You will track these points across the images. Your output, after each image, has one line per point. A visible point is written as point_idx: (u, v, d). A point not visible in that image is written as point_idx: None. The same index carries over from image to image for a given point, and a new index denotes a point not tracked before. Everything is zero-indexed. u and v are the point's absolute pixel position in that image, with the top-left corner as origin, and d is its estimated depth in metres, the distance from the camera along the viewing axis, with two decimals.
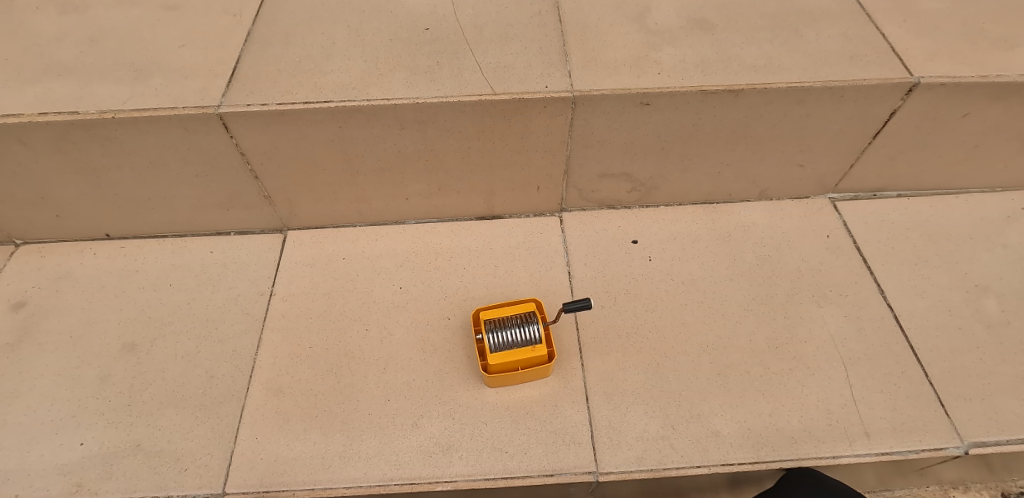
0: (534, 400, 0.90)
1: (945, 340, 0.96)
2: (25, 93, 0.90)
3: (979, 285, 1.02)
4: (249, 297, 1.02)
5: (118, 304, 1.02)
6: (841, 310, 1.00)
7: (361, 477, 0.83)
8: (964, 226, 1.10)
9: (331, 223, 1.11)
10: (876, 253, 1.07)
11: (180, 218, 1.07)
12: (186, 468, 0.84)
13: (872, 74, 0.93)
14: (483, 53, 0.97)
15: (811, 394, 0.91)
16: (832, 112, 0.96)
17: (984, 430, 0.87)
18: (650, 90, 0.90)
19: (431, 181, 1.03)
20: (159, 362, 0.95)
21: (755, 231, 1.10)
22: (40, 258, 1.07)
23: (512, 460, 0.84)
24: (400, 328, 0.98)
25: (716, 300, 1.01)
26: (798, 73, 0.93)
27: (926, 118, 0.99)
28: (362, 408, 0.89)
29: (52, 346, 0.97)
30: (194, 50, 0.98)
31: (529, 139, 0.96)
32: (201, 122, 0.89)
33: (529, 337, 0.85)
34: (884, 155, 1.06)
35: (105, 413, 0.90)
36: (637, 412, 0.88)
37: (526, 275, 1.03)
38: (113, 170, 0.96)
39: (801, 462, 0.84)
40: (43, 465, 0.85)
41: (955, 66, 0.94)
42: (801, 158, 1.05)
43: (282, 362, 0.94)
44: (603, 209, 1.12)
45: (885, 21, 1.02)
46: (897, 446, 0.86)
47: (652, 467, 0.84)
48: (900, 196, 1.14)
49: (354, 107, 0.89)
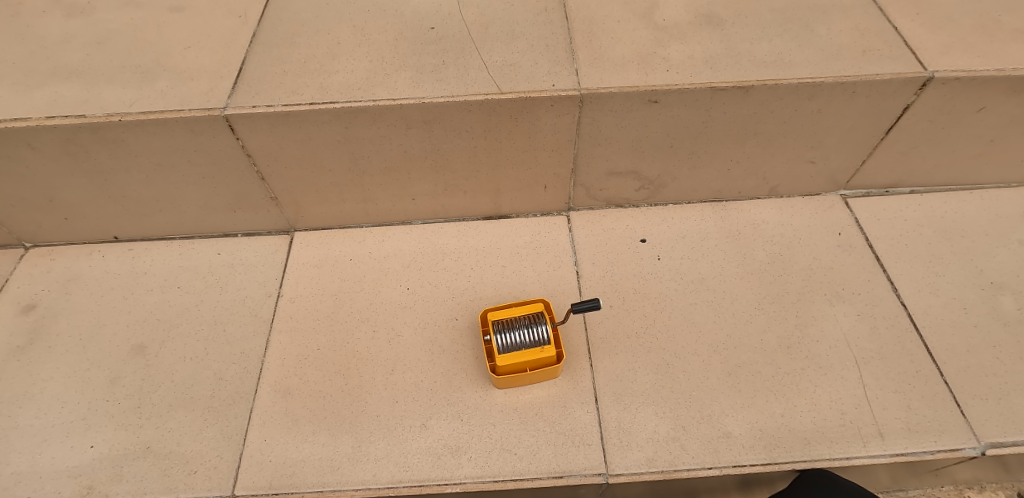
0: (543, 401, 0.89)
1: (961, 339, 0.95)
2: (33, 96, 0.91)
3: (995, 283, 1.01)
4: (257, 299, 1.02)
5: (127, 307, 1.02)
6: (854, 308, 0.99)
7: (371, 479, 0.82)
8: (979, 222, 1.08)
9: (339, 224, 1.10)
10: (888, 250, 1.05)
11: (188, 219, 1.07)
12: (196, 470, 0.85)
13: (885, 69, 0.91)
14: (490, 52, 0.96)
15: (824, 394, 0.89)
16: (843, 108, 0.94)
17: (1001, 430, 0.86)
18: (659, 88, 0.89)
19: (437, 181, 1.02)
20: (168, 365, 0.95)
21: (765, 228, 1.09)
22: (50, 261, 1.08)
23: (521, 461, 0.83)
24: (408, 329, 0.98)
25: (726, 299, 1.00)
26: (809, 68, 0.91)
27: (940, 113, 0.97)
28: (370, 409, 0.89)
29: (62, 348, 0.97)
30: (199, 52, 0.98)
31: (536, 138, 0.96)
32: (207, 124, 0.89)
33: (538, 338, 0.85)
34: (897, 151, 1.04)
35: (115, 415, 0.90)
36: (647, 413, 0.87)
37: (534, 275, 1.03)
38: (121, 173, 0.96)
39: (815, 463, 0.83)
40: (54, 467, 0.85)
41: (971, 60, 0.92)
42: (812, 155, 1.03)
43: (290, 363, 0.94)
44: (611, 207, 1.11)
45: (898, 14, 1.00)
46: (912, 447, 0.84)
47: (663, 468, 0.83)
48: (912, 192, 1.13)
49: (360, 107, 0.88)
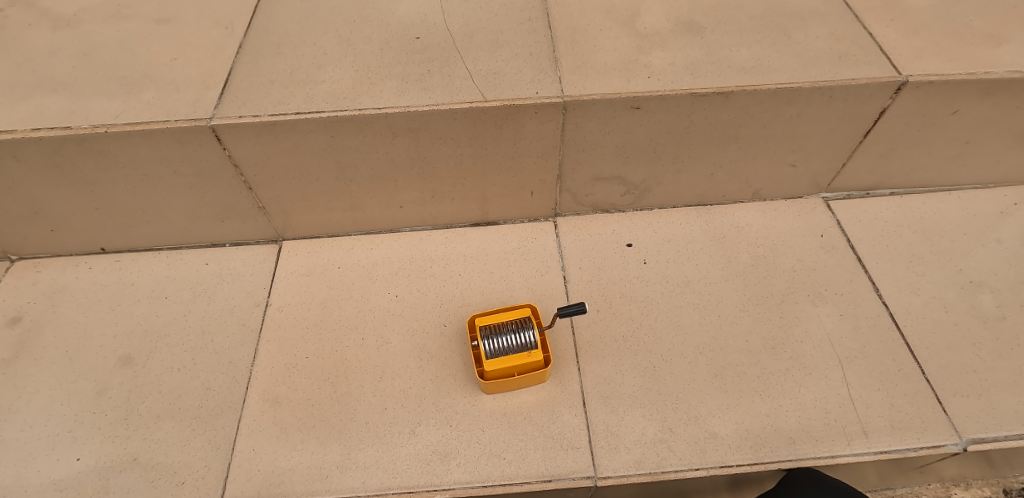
0: (532, 405, 0.89)
1: (941, 337, 0.96)
2: (19, 108, 0.91)
3: (974, 281, 1.03)
4: (245, 309, 1.02)
5: (114, 318, 1.02)
6: (836, 308, 1.00)
7: (360, 486, 0.83)
8: (958, 222, 1.10)
9: (327, 233, 1.11)
10: (870, 252, 1.07)
11: (175, 230, 1.07)
12: (185, 480, 0.84)
13: (861, 73, 0.93)
14: (474, 60, 0.97)
15: (808, 393, 0.91)
16: (822, 112, 0.96)
17: (982, 426, 0.87)
18: (641, 94, 0.90)
19: (425, 189, 1.03)
20: (155, 375, 0.95)
21: (749, 231, 1.11)
22: (36, 273, 1.07)
23: (511, 466, 0.84)
24: (396, 336, 0.98)
25: (712, 301, 1.01)
26: (788, 73, 0.93)
27: (917, 116, 0.99)
28: (359, 417, 0.89)
29: (48, 361, 0.97)
30: (186, 63, 0.98)
31: (521, 145, 0.97)
32: (193, 134, 0.89)
33: (525, 342, 0.85)
34: (876, 153, 1.06)
35: (101, 427, 0.89)
36: (635, 417, 0.88)
37: (522, 280, 1.04)
38: (107, 185, 0.96)
39: (800, 462, 0.84)
40: (40, 480, 0.85)
41: (944, 64, 0.94)
42: (794, 158, 1.05)
43: (279, 372, 0.94)
44: (597, 212, 1.13)
45: (873, 19, 1.02)
46: (896, 444, 0.86)
47: (651, 470, 0.83)
48: (893, 193, 1.15)
49: (346, 116, 0.89)
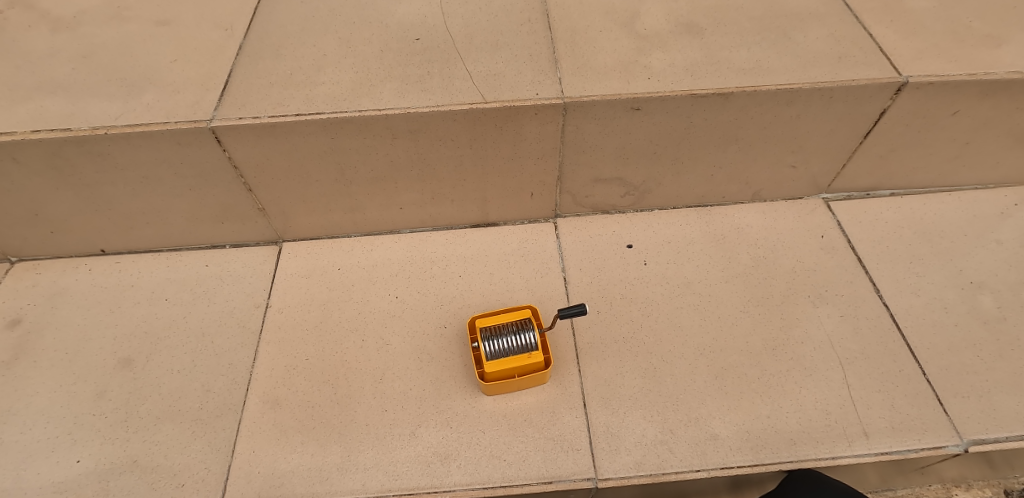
0: (532, 407, 0.89)
1: (941, 337, 0.96)
2: (18, 110, 0.91)
3: (974, 282, 1.03)
4: (245, 310, 1.02)
5: (114, 320, 1.02)
6: (836, 309, 1.00)
7: (360, 488, 0.82)
8: (957, 223, 1.10)
9: (327, 234, 1.11)
10: (870, 252, 1.07)
11: (175, 231, 1.07)
12: (184, 482, 0.84)
13: (861, 74, 0.93)
14: (474, 62, 0.97)
15: (808, 394, 0.90)
16: (822, 113, 0.96)
17: (983, 427, 0.87)
18: (641, 95, 0.90)
19: (425, 190, 1.03)
20: (155, 377, 0.95)
21: (749, 232, 1.11)
22: (36, 275, 1.07)
23: (511, 468, 0.84)
24: (396, 337, 0.98)
25: (712, 303, 1.01)
26: (787, 74, 0.93)
27: (916, 117, 0.99)
28: (359, 419, 0.89)
29: (48, 363, 0.97)
30: (186, 65, 0.98)
31: (521, 146, 0.97)
32: (193, 136, 0.89)
33: (525, 343, 0.85)
34: (876, 154, 1.06)
35: (101, 429, 0.89)
36: (636, 418, 0.88)
37: (522, 281, 1.04)
38: (107, 186, 0.96)
39: (800, 464, 0.84)
40: (39, 483, 0.84)
41: (944, 65, 0.94)
42: (794, 159, 1.05)
43: (279, 374, 0.94)
44: (597, 213, 1.13)
45: (873, 20, 1.02)
46: (897, 445, 0.85)
47: (652, 472, 0.83)
48: (893, 194, 1.15)
49: (346, 118, 0.89)
